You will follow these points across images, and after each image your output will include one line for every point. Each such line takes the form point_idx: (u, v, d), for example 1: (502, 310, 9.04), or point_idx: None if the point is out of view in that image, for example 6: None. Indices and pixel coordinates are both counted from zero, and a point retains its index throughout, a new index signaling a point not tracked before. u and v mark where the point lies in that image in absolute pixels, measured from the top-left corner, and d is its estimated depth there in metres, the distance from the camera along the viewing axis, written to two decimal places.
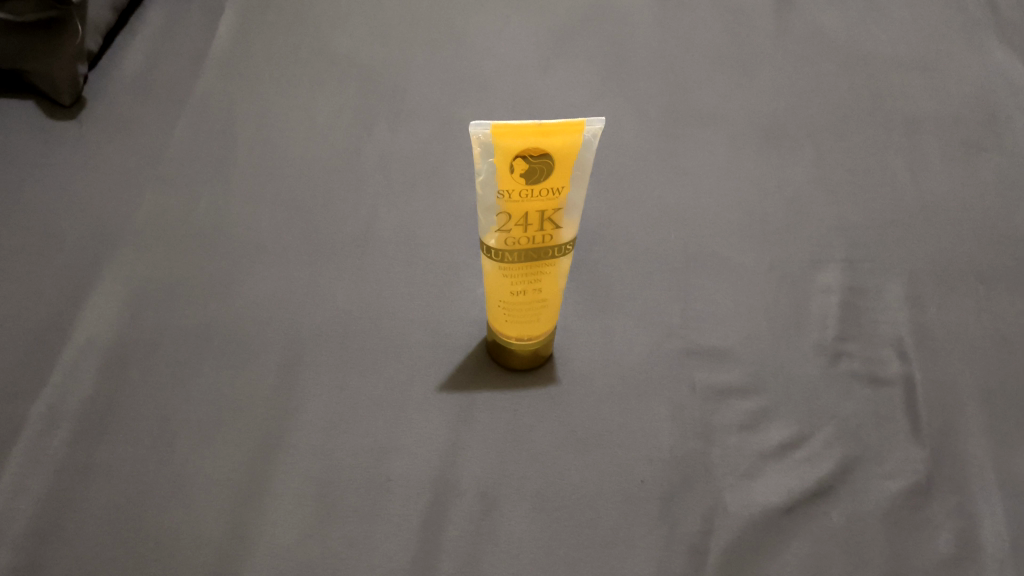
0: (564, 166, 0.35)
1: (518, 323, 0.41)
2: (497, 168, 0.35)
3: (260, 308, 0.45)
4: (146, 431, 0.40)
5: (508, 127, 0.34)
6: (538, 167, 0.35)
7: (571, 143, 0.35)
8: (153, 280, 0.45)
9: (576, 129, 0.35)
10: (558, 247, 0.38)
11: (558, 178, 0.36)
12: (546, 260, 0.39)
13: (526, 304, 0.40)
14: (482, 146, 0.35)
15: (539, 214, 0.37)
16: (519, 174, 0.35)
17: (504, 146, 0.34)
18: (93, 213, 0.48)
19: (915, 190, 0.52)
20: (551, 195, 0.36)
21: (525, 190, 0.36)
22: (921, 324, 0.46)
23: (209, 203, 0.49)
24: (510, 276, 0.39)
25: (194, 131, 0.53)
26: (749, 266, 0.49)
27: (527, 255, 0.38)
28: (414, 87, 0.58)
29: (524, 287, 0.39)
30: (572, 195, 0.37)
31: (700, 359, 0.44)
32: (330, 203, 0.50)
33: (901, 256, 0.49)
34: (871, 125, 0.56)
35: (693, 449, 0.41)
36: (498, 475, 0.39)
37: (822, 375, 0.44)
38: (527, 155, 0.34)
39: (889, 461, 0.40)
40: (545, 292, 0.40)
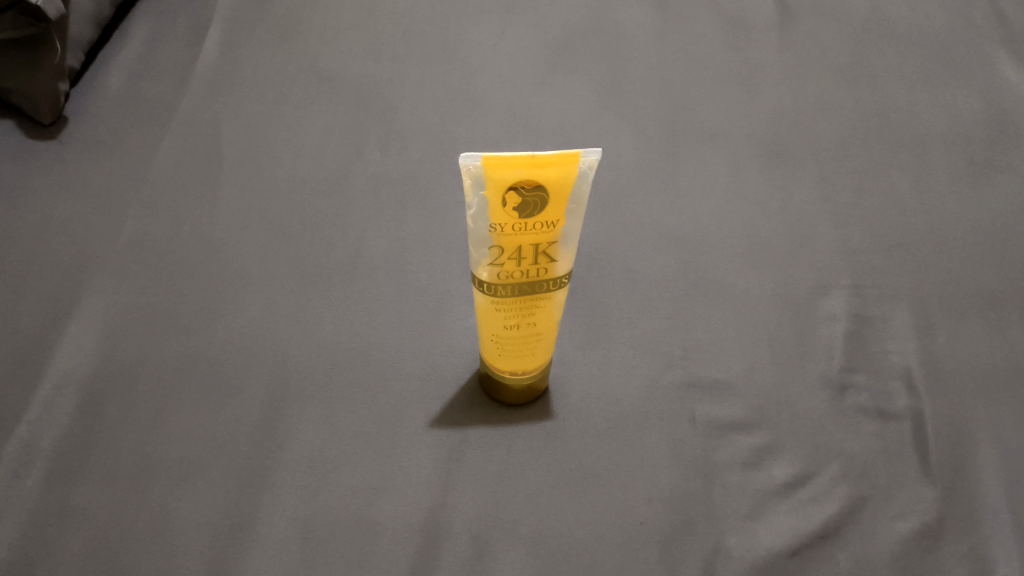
0: (558, 198, 0.34)
1: (512, 359, 0.39)
2: (488, 200, 0.33)
3: (256, 336, 0.43)
4: (128, 467, 0.39)
5: (498, 158, 0.32)
6: (531, 200, 0.33)
7: (563, 177, 0.33)
8: (134, 310, 0.44)
9: (570, 160, 0.33)
10: (552, 280, 0.37)
11: (552, 210, 0.34)
12: (541, 294, 0.37)
13: (520, 339, 0.38)
14: (471, 178, 0.33)
15: (533, 247, 0.35)
16: (513, 208, 0.33)
17: (495, 177, 0.33)
18: (83, 243, 0.46)
19: (916, 212, 0.51)
20: (545, 228, 0.35)
21: (518, 224, 0.34)
22: (926, 353, 0.44)
23: (193, 227, 0.48)
24: (504, 310, 0.37)
25: (179, 150, 0.51)
26: (750, 295, 0.47)
27: (520, 289, 0.36)
28: (418, 108, 0.56)
29: (518, 321, 0.38)
30: (567, 227, 0.35)
31: (701, 393, 0.43)
32: (323, 229, 0.48)
33: (910, 282, 0.47)
34: (871, 143, 0.55)
35: (695, 487, 0.39)
36: (492, 518, 0.38)
37: (829, 409, 0.42)
38: (520, 189, 0.33)
39: (898, 499, 0.39)
40: (540, 327, 0.38)
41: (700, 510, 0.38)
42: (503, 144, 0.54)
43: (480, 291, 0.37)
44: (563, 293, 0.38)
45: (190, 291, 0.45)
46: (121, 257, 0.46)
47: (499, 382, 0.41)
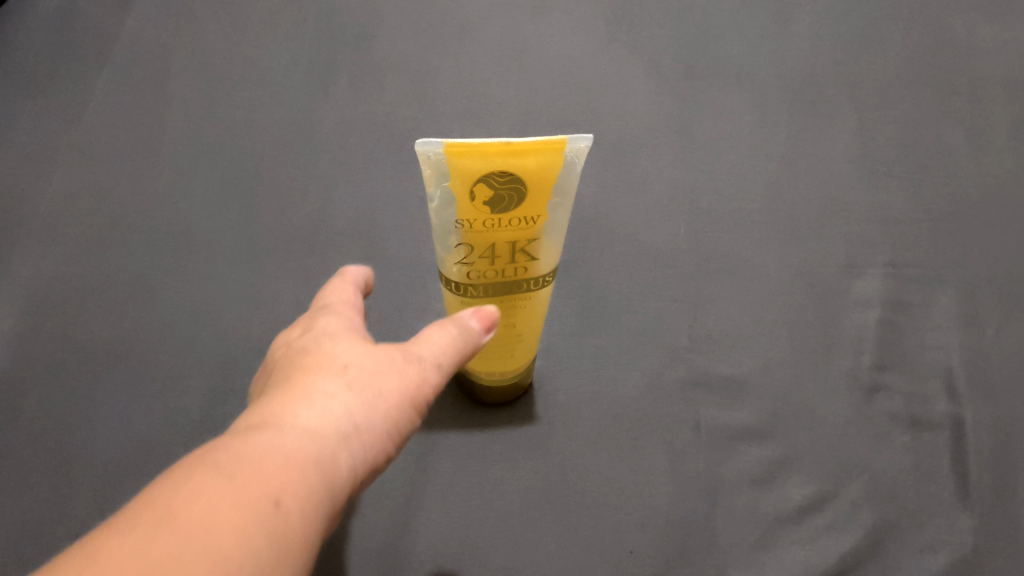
0: (539, 191, 0.27)
1: (488, 361, 0.34)
2: (453, 193, 0.27)
3: (199, 315, 0.38)
4: (47, 468, 0.33)
5: (464, 145, 0.26)
6: (505, 193, 0.27)
7: (546, 166, 0.27)
8: (64, 284, 0.38)
9: (554, 146, 0.26)
10: (534, 279, 0.30)
11: (533, 205, 0.28)
12: (521, 295, 0.31)
13: (496, 340, 0.33)
14: (432, 167, 0.26)
15: (510, 245, 0.29)
16: (484, 203, 0.27)
17: (460, 167, 0.26)
18: (7, 202, 0.41)
19: (970, 169, 0.44)
20: (524, 225, 0.28)
21: (490, 221, 0.28)
22: (971, 349, 0.38)
23: (132, 183, 0.42)
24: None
25: (122, 90, 0.45)
26: (769, 272, 0.41)
27: (496, 291, 0.30)
28: (399, 35, 0.49)
29: (494, 323, 0.32)
30: (552, 222, 0.29)
31: (708, 394, 0.37)
32: (282, 183, 0.42)
33: (956, 260, 0.41)
34: (920, 84, 0.48)
35: (695, 509, 0.34)
36: (459, 542, 0.33)
37: (854, 416, 0.36)
38: (492, 182, 0.26)
39: (929, 528, 0.33)
40: (520, 328, 0.32)
41: (700, 536, 0.33)
42: (493, 86, 0.48)
43: (449, 291, 0.31)
44: (546, 291, 0.32)
45: (128, 259, 0.39)
46: (51, 219, 0.40)
47: (475, 380, 0.35)
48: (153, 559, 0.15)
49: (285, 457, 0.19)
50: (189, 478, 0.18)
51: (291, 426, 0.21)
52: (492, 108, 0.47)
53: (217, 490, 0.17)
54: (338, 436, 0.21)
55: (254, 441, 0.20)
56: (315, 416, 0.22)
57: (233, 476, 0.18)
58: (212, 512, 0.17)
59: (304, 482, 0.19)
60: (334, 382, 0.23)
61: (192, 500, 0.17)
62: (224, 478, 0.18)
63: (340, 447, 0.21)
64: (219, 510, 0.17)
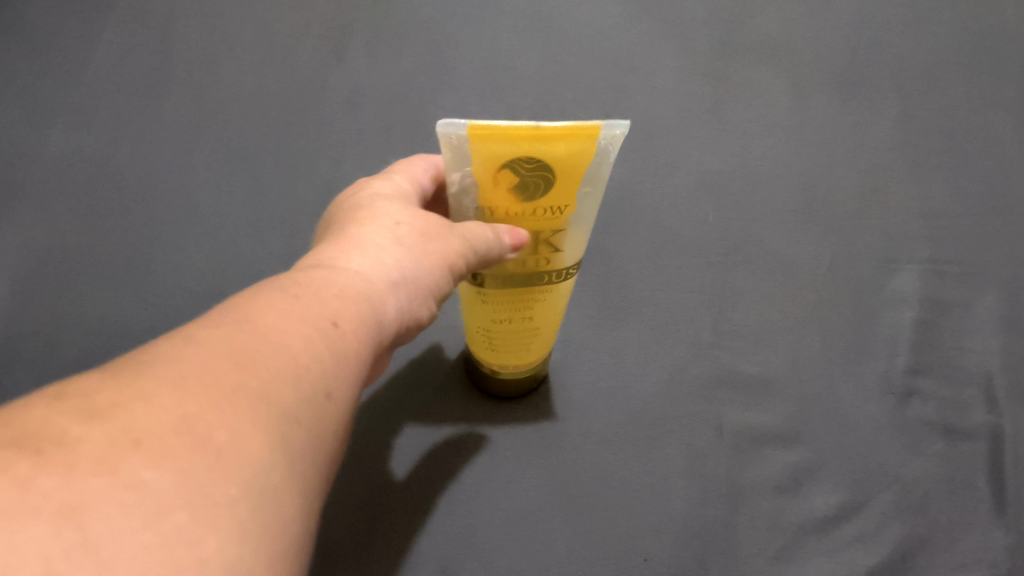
0: (568, 180, 0.25)
1: (504, 354, 0.32)
2: (476, 178, 0.25)
3: (198, 289, 0.36)
4: None
5: (490, 129, 0.23)
6: (531, 180, 0.24)
7: (578, 153, 0.24)
8: (59, 252, 0.37)
9: (585, 134, 0.24)
10: (557, 271, 0.28)
11: (561, 194, 0.25)
12: (542, 287, 0.29)
13: (512, 333, 0.31)
14: (453, 151, 0.24)
15: (533, 235, 0.26)
16: (509, 190, 0.25)
17: (485, 152, 0.24)
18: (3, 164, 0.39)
19: (1018, 159, 0.41)
20: (549, 215, 0.26)
21: (513, 209, 0.25)
22: (1013, 354, 0.36)
23: (134, 148, 0.40)
24: (494, 304, 0.29)
25: (127, 49, 0.43)
26: (801, 265, 0.39)
27: (516, 282, 0.28)
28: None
29: (510, 316, 0.30)
30: (579, 212, 0.27)
31: (732, 393, 0.35)
32: (290, 153, 0.40)
33: (1000, 256, 0.38)
34: (969, 67, 0.45)
35: (715, 515, 0.32)
36: (465, 543, 0.31)
37: (886, 422, 0.34)
38: (518, 168, 0.24)
39: (962, 545, 0.31)
40: (538, 321, 0.30)
41: (719, 544, 0.31)
42: (516, 57, 0.45)
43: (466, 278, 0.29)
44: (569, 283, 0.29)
45: (128, 229, 0.38)
46: (49, 185, 0.39)
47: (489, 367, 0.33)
48: (238, 349, 0.17)
49: (339, 290, 0.21)
50: (259, 296, 0.19)
51: (344, 268, 0.23)
52: (514, 79, 0.44)
53: (284, 312, 0.19)
54: (385, 284, 0.23)
55: (312, 275, 0.21)
56: (367, 264, 0.23)
57: (295, 298, 0.20)
58: (283, 324, 0.18)
59: (357, 317, 0.21)
60: (388, 233, 0.25)
61: (264, 312, 0.18)
62: (289, 299, 0.19)
63: (387, 291, 0.23)
64: (288, 322, 0.18)
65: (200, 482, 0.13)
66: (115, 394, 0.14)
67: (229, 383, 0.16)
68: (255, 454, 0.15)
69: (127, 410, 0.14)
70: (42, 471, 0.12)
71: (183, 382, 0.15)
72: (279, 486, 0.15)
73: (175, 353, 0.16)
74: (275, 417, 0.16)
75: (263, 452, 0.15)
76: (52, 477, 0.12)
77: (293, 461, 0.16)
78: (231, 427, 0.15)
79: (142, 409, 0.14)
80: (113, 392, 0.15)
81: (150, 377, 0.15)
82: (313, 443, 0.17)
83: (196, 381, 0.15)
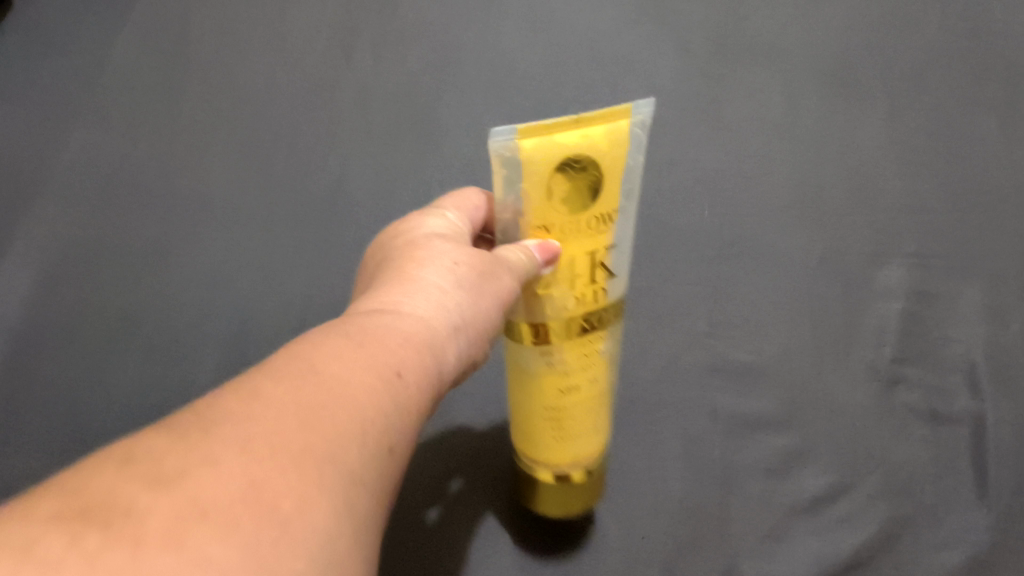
0: (615, 180, 0.25)
1: (562, 444, 0.28)
2: (529, 192, 0.24)
3: (213, 275, 0.38)
4: (41, 423, 0.33)
5: (538, 126, 0.24)
6: (584, 183, 0.24)
7: (620, 142, 0.25)
8: (79, 243, 0.39)
9: (616, 119, 0.24)
10: (608, 309, 0.27)
11: (609, 199, 0.25)
12: (596, 334, 0.27)
13: (578, 408, 0.28)
14: (506, 166, 0.24)
15: (587, 258, 0.26)
16: (561, 199, 0.25)
17: (537, 157, 0.24)
18: (26, 167, 0.41)
19: (1003, 155, 0.43)
20: (599, 228, 0.26)
21: (568, 225, 0.25)
22: (996, 344, 0.37)
23: (150, 145, 0.42)
24: (560, 367, 0.27)
25: (146, 54, 0.45)
26: (793, 258, 0.40)
27: (574, 329, 0.27)
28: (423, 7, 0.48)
29: (576, 378, 0.27)
30: (625, 226, 0.26)
31: (725, 380, 0.37)
32: (302, 150, 0.42)
33: (985, 251, 0.40)
34: (958, 67, 0.46)
35: (710, 496, 0.33)
36: (468, 523, 0.33)
37: (873, 408, 0.36)
38: (570, 169, 0.24)
39: (948, 523, 0.33)
40: (599, 393, 0.28)
41: (712, 526, 0.33)
42: (519, 58, 0.47)
43: (522, 342, 0.27)
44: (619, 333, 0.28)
45: (148, 223, 0.39)
46: (74, 185, 0.40)
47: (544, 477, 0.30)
48: (305, 407, 0.19)
49: (403, 338, 0.22)
50: (327, 346, 0.21)
51: (407, 312, 0.24)
52: (516, 78, 0.46)
53: (349, 364, 0.21)
54: (447, 328, 0.24)
55: (377, 322, 0.23)
56: (429, 306, 0.24)
57: (360, 348, 0.21)
58: (347, 376, 0.20)
59: (418, 366, 0.22)
60: (448, 268, 0.25)
61: (330, 364, 0.20)
62: (354, 349, 0.21)
63: (450, 334, 0.24)
64: (353, 373, 0.20)
65: (264, 551, 0.16)
66: (181, 460, 0.16)
67: (297, 445, 0.18)
68: (321, 520, 0.17)
69: (198, 477, 0.16)
70: (110, 547, 0.14)
71: (250, 444, 0.17)
72: (341, 550, 0.17)
73: (242, 412, 0.18)
74: (342, 477, 0.18)
75: (327, 516, 0.17)
76: (121, 553, 0.14)
77: (356, 519, 0.18)
78: (300, 493, 0.17)
79: (207, 475, 0.16)
80: (180, 456, 0.17)
81: (218, 439, 0.17)
82: (371, 501, 0.19)
83: (263, 441, 0.17)
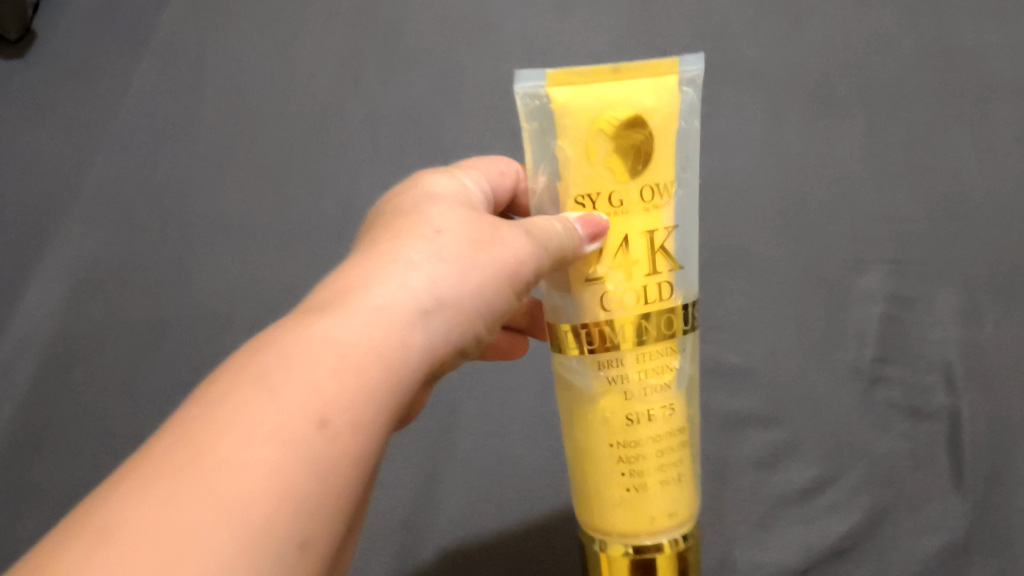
0: (661, 145, 0.27)
1: (636, 479, 0.28)
2: (570, 151, 0.27)
3: (229, 295, 0.42)
4: (93, 436, 0.40)
5: (572, 73, 0.27)
6: (628, 144, 0.27)
7: (662, 101, 0.27)
8: (104, 262, 0.43)
9: (665, 74, 0.27)
10: (673, 311, 0.28)
11: (658, 167, 0.27)
12: (666, 342, 0.28)
13: (649, 433, 0.28)
14: (541, 117, 0.27)
15: (643, 239, 0.28)
16: (606, 161, 0.27)
17: (573, 109, 0.27)
18: (57, 197, 0.45)
19: (994, 150, 0.43)
20: (652, 201, 0.28)
21: (614, 192, 0.27)
22: (973, 342, 0.40)
23: (170, 168, 0.45)
24: (623, 383, 0.28)
25: (159, 75, 0.47)
26: (778, 263, 0.42)
27: (639, 335, 0.28)
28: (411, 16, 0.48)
29: (643, 399, 0.28)
30: (680, 205, 0.28)
31: (717, 381, 0.40)
32: (316, 169, 0.45)
33: (968, 250, 0.42)
34: (964, 47, 0.45)
35: (704, 491, 0.39)
36: (480, 514, 0.39)
37: (855, 405, 0.39)
38: (609, 125, 0.27)
39: (925, 511, 0.37)
40: (674, 424, 0.29)
41: (706, 514, 0.38)
42: (514, 59, 0.47)
43: (583, 356, 0.28)
44: (691, 353, 0.29)
45: (185, 252, 0.43)
46: (112, 219, 0.44)
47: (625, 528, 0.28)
48: (170, 534, 0.19)
49: (343, 351, 0.22)
50: (235, 399, 0.21)
51: (370, 301, 0.24)
52: (505, 86, 0.46)
53: (248, 428, 0.20)
54: (413, 312, 0.24)
55: (315, 332, 0.23)
56: (394, 292, 0.24)
57: (273, 393, 0.21)
58: (242, 454, 0.20)
59: (352, 397, 0.22)
60: (424, 245, 0.26)
61: (220, 442, 0.20)
62: (265, 397, 0.21)
63: (414, 321, 0.24)
64: (247, 450, 0.20)
65: None
66: None
67: None
68: None
69: None
70: None
71: None
72: None
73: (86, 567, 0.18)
74: None
75: None
76: None
77: None
78: None
79: None
80: None
81: None
82: None
83: None
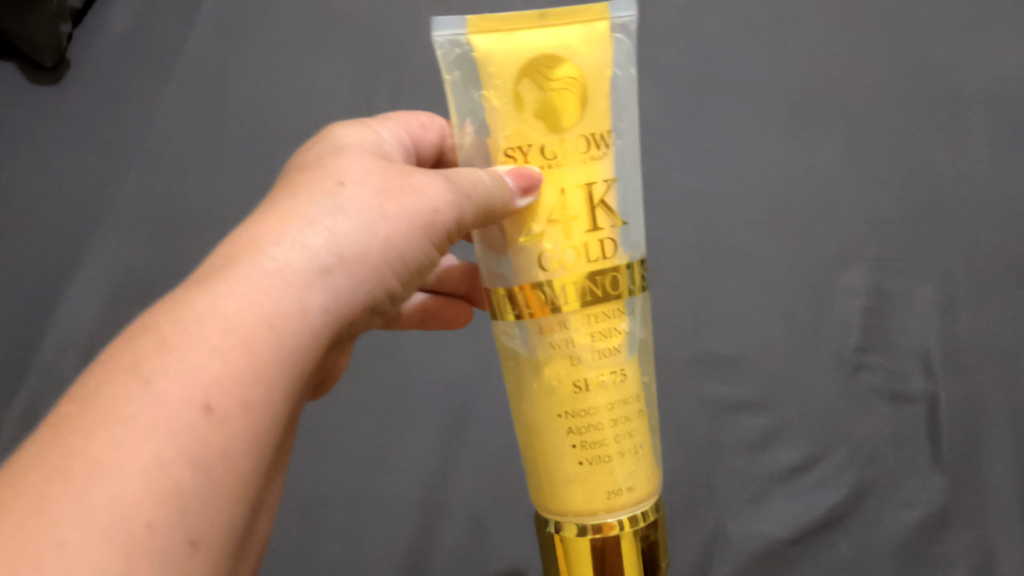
0: (591, 93, 0.27)
1: (588, 450, 0.28)
2: (496, 100, 0.27)
3: None
4: None
5: (493, 21, 0.26)
6: (556, 91, 0.26)
7: (590, 48, 0.27)
8: (137, 268, 0.47)
9: (594, 21, 0.27)
10: (618, 269, 0.28)
11: (590, 115, 0.27)
12: (612, 305, 0.28)
13: (600, 402, 0.28)
14: (466, 69, 0.27)
15: (580, 193, 0.27)
16: (535, 110, 0.26)
17: (496, 58, 0.26)
18: (94, 211, 0.48)
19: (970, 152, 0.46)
20: (586, 152, 0.27)
21: (546, 143, 0.27)
22: (950, 331, 0.43)
23: (196, 182, 0.49)
24: (570, 349, 0.28)
25: (184, 97, 0.50)
26: (767, 261, 0.45)
27: (584, 295, 0.28)
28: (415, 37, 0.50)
29: (593, 367, 0.28)
30: (617, 157, 0.28)
31: (710, 370, 0.43)
32: None
33: (946, 245, 0.44)
34: (943, 54, 0.48)
35: (701, 471, 0.42)
36: (491, 496, 0.42)
37: (840, 390, 0.43)
38: (535, 72, 0.26)
39: (907, 487, 0.41)
40: (627, 392, 0.28)
41: (702, 491, 0.42)
42: None
43: (526, 320, 0.28)
44: (640, 316, 0.29)
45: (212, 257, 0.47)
46: (145, 230, 0.48)
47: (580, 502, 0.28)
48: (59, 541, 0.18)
49: (228, 328, 0.23)
50: (118, 392, 0.21)
51: (261, 267, 0.24)
52: None
53: (132, 421, 0.21)
54: (310, 274, 0.24)
55: (197, 308, 0.23)
56: (289, 254, 0.24)
57: (147, 384, 0.21)
58: (125, 451, 0.20)
59: (240, 372, 0.22)
60: (325, 200, 0.26)
61: (106, 442, 0.20)
62: (144, 388, 0.21)
63: (313, 282, 0.24)
64: (133, 448, 0.20)
65: None
66: None
67: None
68: None
69: None
70: None
71: None
72: None
73: None
74: None
75: None
76: None
77: None
78: None
79: None
80: None
81: None
82: None
83: None
